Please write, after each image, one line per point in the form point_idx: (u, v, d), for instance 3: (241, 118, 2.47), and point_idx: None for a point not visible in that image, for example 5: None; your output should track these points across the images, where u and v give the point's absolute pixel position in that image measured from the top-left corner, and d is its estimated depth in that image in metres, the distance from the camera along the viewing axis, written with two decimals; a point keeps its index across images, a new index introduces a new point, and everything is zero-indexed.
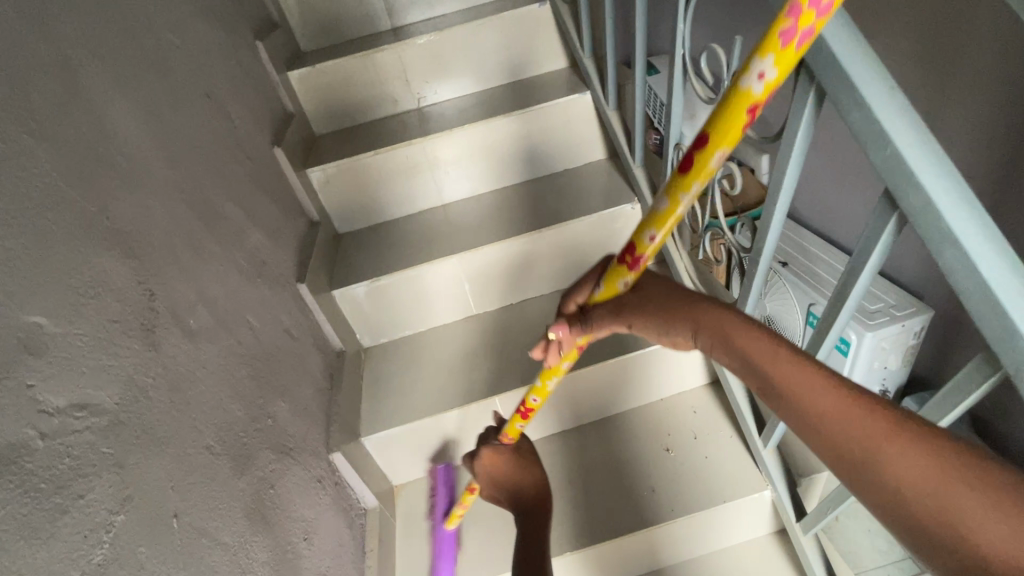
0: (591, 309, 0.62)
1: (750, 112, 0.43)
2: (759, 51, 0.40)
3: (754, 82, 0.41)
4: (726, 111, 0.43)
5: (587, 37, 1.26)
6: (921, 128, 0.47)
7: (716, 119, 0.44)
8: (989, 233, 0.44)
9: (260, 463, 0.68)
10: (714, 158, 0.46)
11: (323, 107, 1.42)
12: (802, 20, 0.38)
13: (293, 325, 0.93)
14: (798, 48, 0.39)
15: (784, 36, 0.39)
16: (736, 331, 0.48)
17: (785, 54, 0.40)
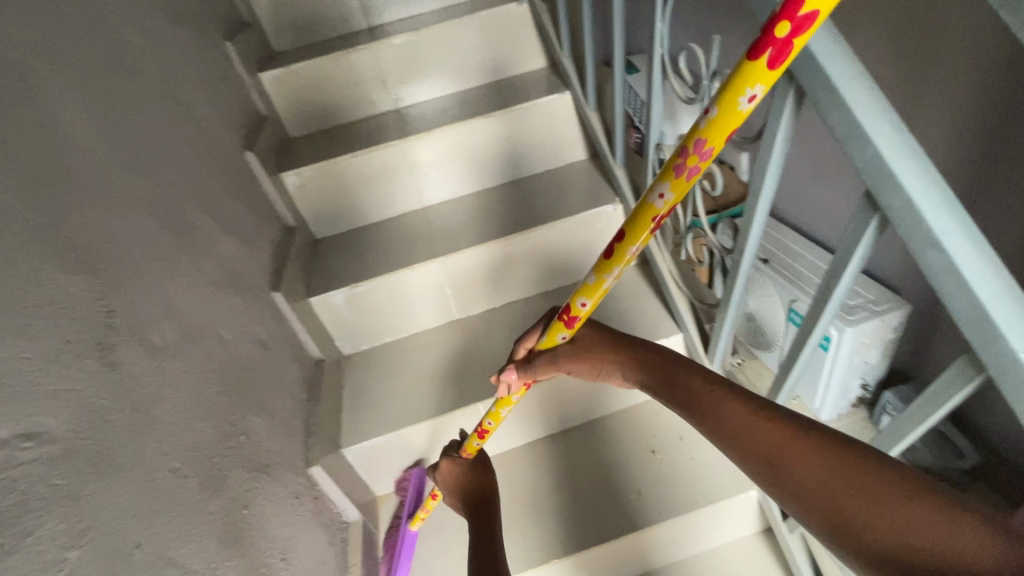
0: (536, 356, 0.70)
1: (655, 220, 0.49)
2: (662, 174, 0.47)
3: (657, 199, 0.48)
4: (638, 220, 0.50)
5: (566, 37, 1.24)
6: (900, 130, 0.46)
7: (631, 224, 0.51)
8: (970, 235, 0.43)
9: (233, 483, 0.65)
10: (629, 250, 0.53)
11: (297, 109, 1.38)
12: (692, 156, 0.44)
13: (268, 335, 0.90)
14: (692, 175, 0.46)
15: (678, 167, 0.45)
16: (691, 377, 0.58)
17: (680, 181, 0.46)
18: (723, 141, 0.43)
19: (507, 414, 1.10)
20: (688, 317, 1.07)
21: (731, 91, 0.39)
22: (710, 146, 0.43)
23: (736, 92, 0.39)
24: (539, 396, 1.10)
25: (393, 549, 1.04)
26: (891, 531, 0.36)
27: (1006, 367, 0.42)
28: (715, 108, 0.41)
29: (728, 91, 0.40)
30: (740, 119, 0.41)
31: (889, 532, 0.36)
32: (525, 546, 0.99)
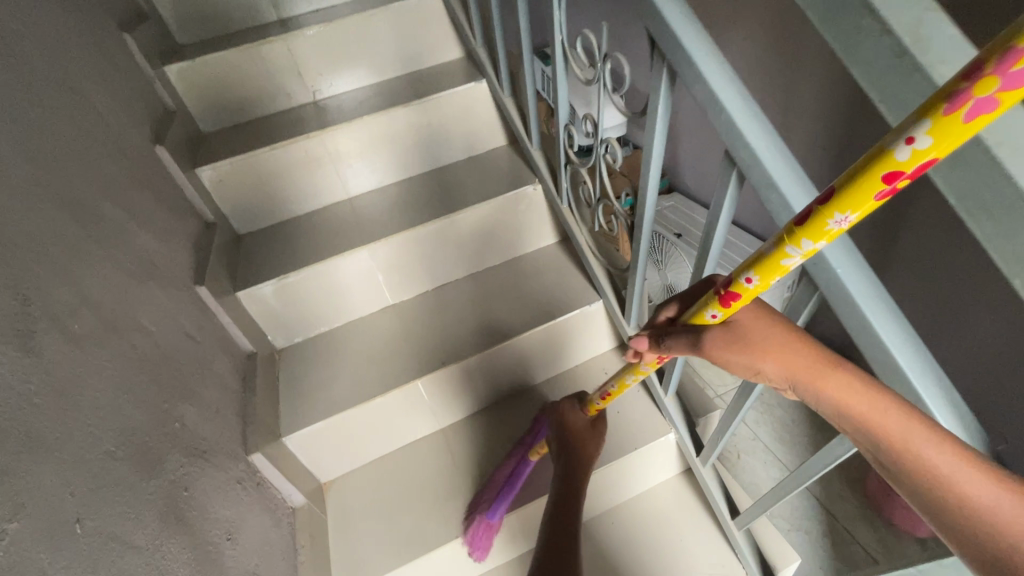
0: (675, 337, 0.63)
1: (891, 181, 0.35)
2: (923, 108, 0.31)
3: (898, 146, 0.33)
4: (858, 180, 0.36)
5: (477, 27, 1.29)
6: (746, 98, 0.56)
7: (850, 182, 0.37)
8: (795, 178, 0.53)
9: (171, 466, 0.66)
10: (838, 218, 0.39)
11: (207, 102, 1.33)
12: (985, 82, 0.28)
13: (195, 328, 0.89)
14: (985, 112, 0.29)
15: (953, 100, 0.30)
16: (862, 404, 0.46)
17: (950, 123, 0.30)
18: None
19: (443, 387, 1.17)
20: (606, 283, 1.17)
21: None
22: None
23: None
24: (474, 368, 1.18)
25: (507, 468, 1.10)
26: None
27: (827, 281, 0.52)
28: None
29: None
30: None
31: None
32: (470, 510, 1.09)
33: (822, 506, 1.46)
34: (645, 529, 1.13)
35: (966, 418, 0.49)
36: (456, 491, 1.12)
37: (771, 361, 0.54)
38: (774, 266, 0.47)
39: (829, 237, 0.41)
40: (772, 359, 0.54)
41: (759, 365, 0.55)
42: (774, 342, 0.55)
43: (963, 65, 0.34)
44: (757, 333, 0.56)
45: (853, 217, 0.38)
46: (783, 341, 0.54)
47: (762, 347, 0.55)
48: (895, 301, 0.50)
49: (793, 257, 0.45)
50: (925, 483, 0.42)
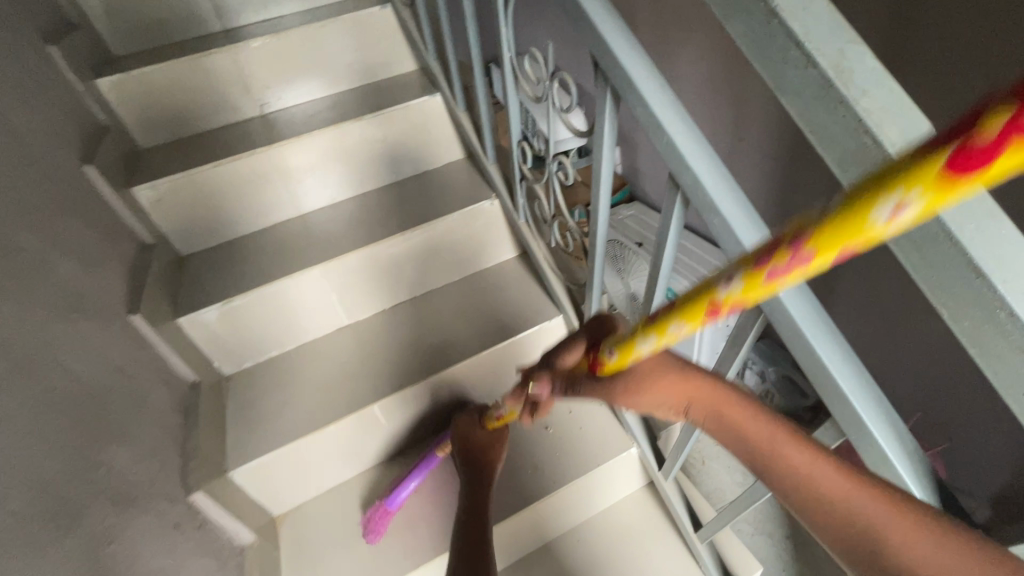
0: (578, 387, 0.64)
1: (713, 309, 0.34)
2: (744, 258, 0.30)
3: (721, 283, 0.32)
4: (694, 300, 0.36)
5: (430, 40, 1.27)
6: (687, 121, 0.56)
7: (689, 300, 0.37)
8: (737, 201, 0.54)
9: (91, 519, 0.62)
10: (679, 327, 0.39)
11: (145, 116, 1.26)
12: (786, 253, 0.27)
13: (127, 362, 0.83)
14: (781, 280, 0.28)
15: (762, 259, 0.28)
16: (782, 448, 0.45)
17: (756, 282, 0.29)
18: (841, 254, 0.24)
19: (401, 409, 1.13)
20: (565, 298, 1.17)
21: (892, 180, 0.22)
22: (817, 253, 0.25)
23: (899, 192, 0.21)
24: (433, 388, 1.15)
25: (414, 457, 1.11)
26: None
27: (770, 304, 0.52)
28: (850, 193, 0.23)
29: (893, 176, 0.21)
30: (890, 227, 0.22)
31: None
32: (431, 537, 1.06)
33: (784, 508, 1.49)
34: (611, 545, 1.12)
35: (906, 439, 0.50)
36: (416, 516, 1.09)
37: (687, 400, 0.55)
38: (628, 355, 0.48)
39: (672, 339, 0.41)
40: (671, 392, 0.56)
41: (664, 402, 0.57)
42: (670, 376, 0.56)
43: (886, 99, 0.34)
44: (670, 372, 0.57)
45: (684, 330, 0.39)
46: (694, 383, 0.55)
47: (666, 384, 0.56)
48: (835, 324, 0.51)
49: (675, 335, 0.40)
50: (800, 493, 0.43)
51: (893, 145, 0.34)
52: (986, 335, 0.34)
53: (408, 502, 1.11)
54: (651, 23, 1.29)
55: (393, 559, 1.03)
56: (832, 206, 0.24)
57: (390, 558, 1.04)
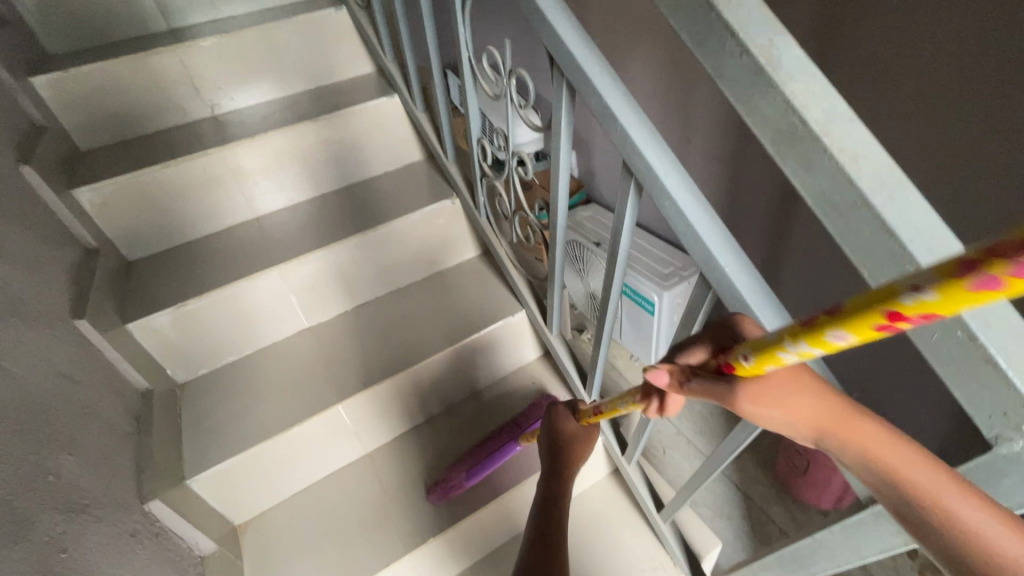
0: (697, 382, 0.47)
1: (891, 322, 0.27)
2: (943, 267, 0.24)
3: (909, 288, 0.26)
4: (860, 310, 0.29)
5: (386, 42, 1.28)
6: (637, 112, 0.60)
7: (853, 307, 0.30)
8: (685, 186, 0.58)
9: (42, 528, 0.61)
10: (831, 338, 0.32)
11: (85, 117, 1.21)
12: (998, 260, 0.22)
13: (75, 368, 0.79)
14: (994, 291, 0.22)
15: (967, 267, 0.23)
16: (981, 520, 0.33)
17: (960, 289, 0.24)
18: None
19: (366, 411, 1.13)
20: (527, 293, 1.19)
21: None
22: None
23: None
24: (399, 387, 1.15)
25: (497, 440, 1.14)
26: None
27: (719, 281, 0.57)
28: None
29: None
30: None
31: None
32: (401, 535, 1.05)
33: (739, 489, 1.56)
34: (579, 533, 1.14)
35: None
36: (384, 517, 1.08)
37: (820, 421, 0.41)
38: (763, 362, 0.40)
39: (819, 352, 0.34)
40: (787, 405, 0.42)
41: (771, 411, 0.43)
42: (788, 383, 0.43)
43: (809, 83, 0.39)
44: (791, 384, 0.43)
45: (841, 345, 0.32)
46: (832, 405, 0.41)
47: (782, 394, 0.43)
48: (778, 298, 0.55)
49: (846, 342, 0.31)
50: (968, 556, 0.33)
51: (816, 124, 0.38)
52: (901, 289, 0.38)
53: (376, 502, 1.10)
54: (602, 29, 1.34)
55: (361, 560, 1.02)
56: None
57: (359, 559, 1.02)
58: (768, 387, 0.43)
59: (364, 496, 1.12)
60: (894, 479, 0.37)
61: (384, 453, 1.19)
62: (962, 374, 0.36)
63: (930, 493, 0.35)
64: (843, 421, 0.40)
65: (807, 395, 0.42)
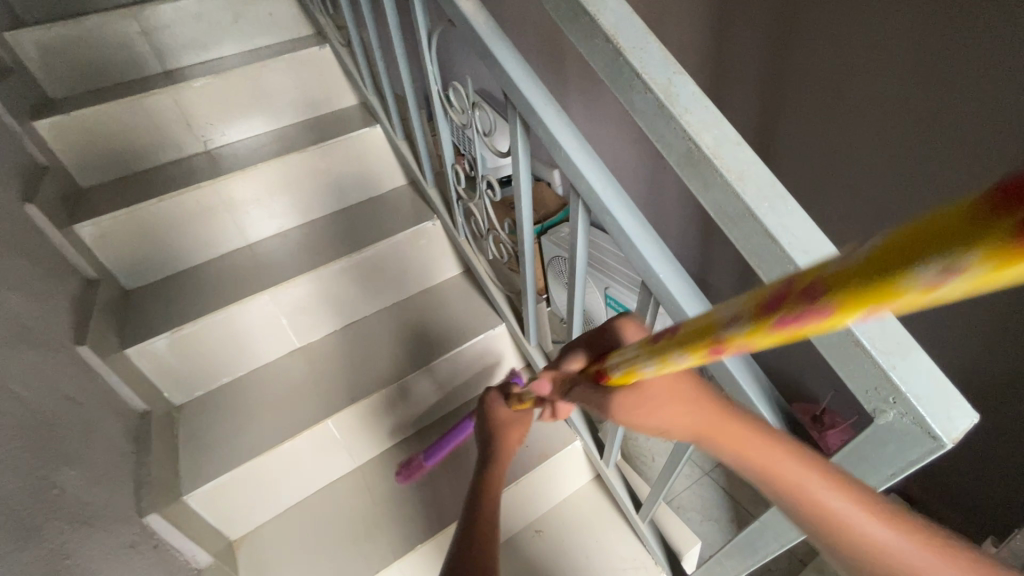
0: (584, 392, 0.60)
1: (716, 346, 0.33)
2: (762, 296, 0.28)
3: (722, 319, 0.32)
4: (698, 334, 0.35)
5: (367, 77, 1.36)
6: (579, 139, 0.67)
7: (693, 331, 0.35)
8: (622, 202, 0.65)
9: (50, 533, 0.66)
10: (679, 358, 0.38)
11: (85, 155, 1.28)
12: (783, 305, 0.26)
13: (76, 391, 0.84)
14: (783, 331, 0.27)
15: (762, 311, 0.28)
16: (826, 493, 0.44)
17: (755, 328, 0.29)
18: (867, 309, 0.22)
19: (355, 423, 1.18)
20: (505, 306, 1.25)
21: (920, 239, 0.19)
22: (827, 316, 0.24)
23: (867, 290, 0.21)
24: (386, 400, 1.20)
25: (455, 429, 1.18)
26: None
27: (655, 286, 0.63)
28: (865, 253, 0.22)
29: (930, 234, 0.19)
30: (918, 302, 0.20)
31: None
32: (389, 543, 1.09)
33: (728, 493, 1.60)
34: (563, 537, 1.18)
35: (765, 387, 0.57)
36: (375, 526, 1.12)
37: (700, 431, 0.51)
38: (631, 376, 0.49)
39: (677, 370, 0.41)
40: (678, 421, 0.53)
41: (669, 426, 0.53)
42: (673, 403, 0.53)
43: (701, 114, 0.46)
44: (679, 398, 0.53)
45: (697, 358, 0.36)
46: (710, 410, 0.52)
47: (673, 412, 0.53)
48: (707, 300, 0.62)
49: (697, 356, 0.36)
50: (824, 523, 0.44)
51: (708, 148, 0.45)
52: None
53: (367, 513, 1.14)
54: (573, 56, 1.42)
55: (353, 566, 1.06)
56: (851, 261, 0.22)
57: (352, 565, 1.06)
58: (657, 406, 0.54)
59: (355, 507, 1.16)
60: (773, 476, 0.46)
61: (375, 465, 1.24)
62: (837, 350, 0.42)
63: (796, 483, 0.45)
64: (722, 427, 0.50)
65: (684, 407, 0.53)
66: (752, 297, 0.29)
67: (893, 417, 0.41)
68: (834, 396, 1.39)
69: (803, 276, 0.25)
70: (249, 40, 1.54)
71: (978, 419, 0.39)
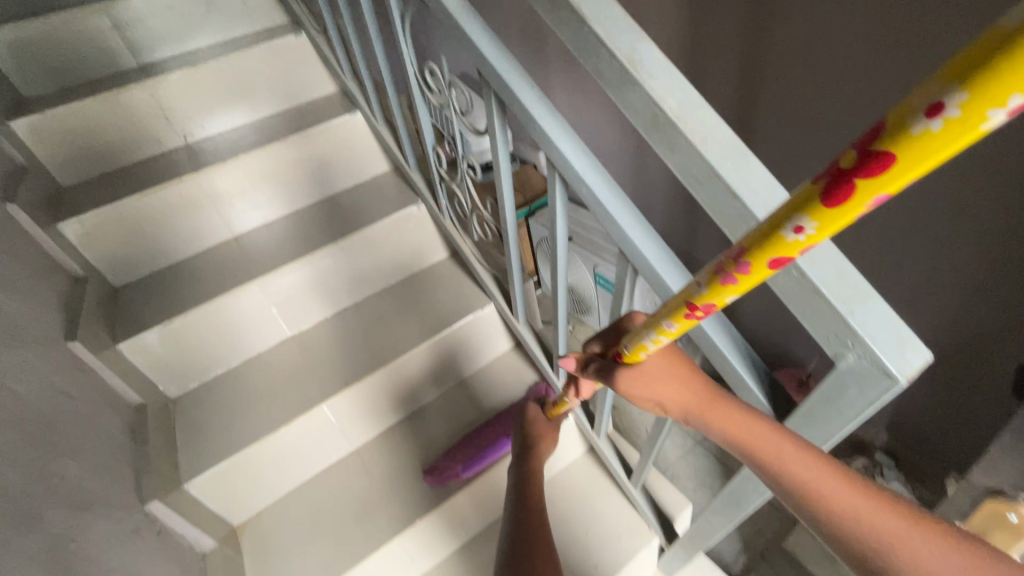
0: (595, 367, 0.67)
1: (797, 228, 0.34)
2: (893, 115, 0.27)
3: (799, 201, 0.33)
4: (772, 227, 0.36)
5: (344, 63, 1.36)
6: (554, 113, 0.69)
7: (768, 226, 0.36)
8: (598, 173, 0.66)
9: (53, 519, 0.68)
10: (744, 263, 0.39)
11: (63, 154, 1.27)
12: (884, 142, 0.27)
13: (70, 385, 0.85)
14: (885, 170, 0.27)
15: (857, 161, 0.29)
16: (794, 459, 0.49)
17: (850, 184, 0.29)
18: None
19: (348, 407, 1.19)
20: (494, 286, 1.27)
21: None
22: (944, 121, 0.24)
23: (997, 75, 0.22)
24: (378, 383, 1.22)
25: (490, 436, 1.20)
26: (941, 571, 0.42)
27: (632, 253, 0.65)
28: None
29: None
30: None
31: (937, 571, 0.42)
32: (389, 520, 1.12)
33: (720, 460, 1.64)
34: (560, 506, 1.21)
35: (740, 344, 0.60)
36: (376, 505, 1.15)
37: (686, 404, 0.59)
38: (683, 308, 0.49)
39: (745, 284, 0.41)
40: (667, 394, 0.61)
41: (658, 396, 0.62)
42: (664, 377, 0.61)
43: (664, 78, 0.47)
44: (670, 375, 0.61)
45: (801, 242, 0.34)
46: (705, 391, 0.58)
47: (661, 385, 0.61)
48: (683, 264, 0.63)
49: (772, 253, 0.36)
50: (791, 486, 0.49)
51: (672, 111, 0.46)
52: None
53: (366, 492, 1.17)
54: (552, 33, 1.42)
55: (353, 543, 1.09)
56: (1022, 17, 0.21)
57: (353, 542, 1.09)
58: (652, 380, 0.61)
59: (354, 487, 1.19)
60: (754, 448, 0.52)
61: (373, 447, 1.26)
62: (802, 298, 0.44)
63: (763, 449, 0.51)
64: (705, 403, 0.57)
65: (675, 383, 0.61)
66: (846, 156, 0.29)
67: (853, 359, 0.44)
68: (819, 360, 1.43)
69: (912, 99, 0.26)
70: (224, 31, 1.52)
71: (931, 357, 0.41)
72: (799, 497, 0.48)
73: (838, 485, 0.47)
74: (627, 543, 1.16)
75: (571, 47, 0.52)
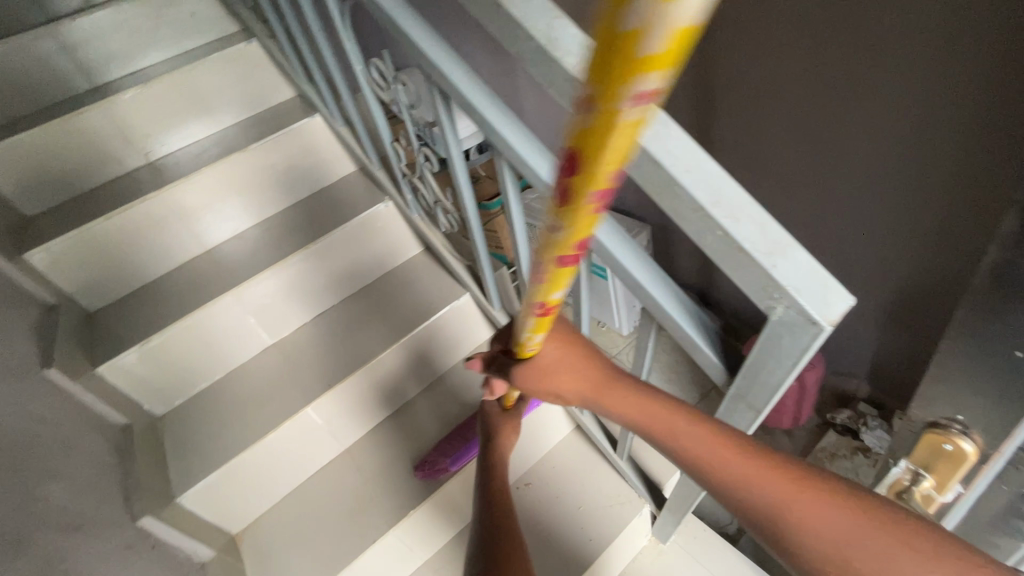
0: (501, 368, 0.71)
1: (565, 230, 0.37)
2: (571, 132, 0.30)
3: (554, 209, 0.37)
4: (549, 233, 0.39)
5: (298, 67, 1.35)
6: (493, 100, 0.69)
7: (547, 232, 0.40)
8: (540, 155, 0.67)
9: (39, 541, 0.69)
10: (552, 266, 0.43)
11: (23, 183, 1.26)
12: (575, 155, 0.31)
13: (49, 411, 0.86)
14: (591, 174, 0.31)
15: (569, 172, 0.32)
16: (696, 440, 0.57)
17: (575, 190, 0.33)
18: (642, 46, 0.23)
19: (334, 408, 1.21)
20: (467, 276, 1.28)
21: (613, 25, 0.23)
22: (600, 131, 0.28)
23: (611, 92, 0.25)
24: (361, 382, 1.24)
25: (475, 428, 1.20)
26: (819, 522, 0.51)
27: None
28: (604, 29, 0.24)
29: None
30: (670, 3, 0.20)
31: (815, 521, 0.51)
32: (383, 513, 1.14)
33: None
34: (551, 484, 1.24)
35: (688, 310, 0.61)
36: (370, 500, 1.17)
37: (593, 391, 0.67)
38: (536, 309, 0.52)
39: (562, 279, 0.45)
40: (572, 384, 0.67)
41: (564, 388, 0.68)
42: (572, 369, 0.67)
43: (581, 53, 0.48)
44: (575, 365, 0.67)
45: (571, 239, 0.38)
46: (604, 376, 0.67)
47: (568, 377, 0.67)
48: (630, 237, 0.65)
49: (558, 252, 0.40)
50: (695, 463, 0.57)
51: None
52: (678, 207, 0.47)
53: (359, 489, 1.19)
54: None
55: (349, 538, 1.12)
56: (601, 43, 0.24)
57: (349, 539, 1.12)
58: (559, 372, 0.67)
59: (347, 485, 1.21)
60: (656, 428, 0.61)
61: (363, 444, 1.28)
62: (729, 257, 0.45)
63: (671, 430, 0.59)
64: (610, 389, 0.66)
65: (583, 373, 0.67)
66: (559, 170, 0.33)
67: (782, 310, 0.45)
68: None
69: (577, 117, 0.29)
70: (175, 44, 1.51)
71: (853, 301, 0.43)
72: (704, 470, 0.57)
73: (744, 463, 0.55)
74: (617, 513, 1.19)
75: (492, 31, 0.53)
